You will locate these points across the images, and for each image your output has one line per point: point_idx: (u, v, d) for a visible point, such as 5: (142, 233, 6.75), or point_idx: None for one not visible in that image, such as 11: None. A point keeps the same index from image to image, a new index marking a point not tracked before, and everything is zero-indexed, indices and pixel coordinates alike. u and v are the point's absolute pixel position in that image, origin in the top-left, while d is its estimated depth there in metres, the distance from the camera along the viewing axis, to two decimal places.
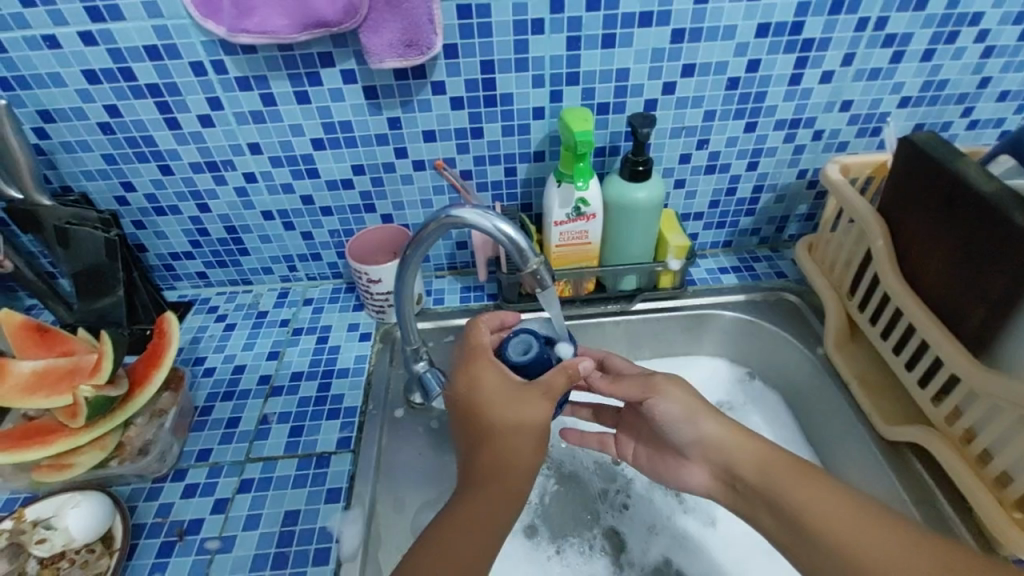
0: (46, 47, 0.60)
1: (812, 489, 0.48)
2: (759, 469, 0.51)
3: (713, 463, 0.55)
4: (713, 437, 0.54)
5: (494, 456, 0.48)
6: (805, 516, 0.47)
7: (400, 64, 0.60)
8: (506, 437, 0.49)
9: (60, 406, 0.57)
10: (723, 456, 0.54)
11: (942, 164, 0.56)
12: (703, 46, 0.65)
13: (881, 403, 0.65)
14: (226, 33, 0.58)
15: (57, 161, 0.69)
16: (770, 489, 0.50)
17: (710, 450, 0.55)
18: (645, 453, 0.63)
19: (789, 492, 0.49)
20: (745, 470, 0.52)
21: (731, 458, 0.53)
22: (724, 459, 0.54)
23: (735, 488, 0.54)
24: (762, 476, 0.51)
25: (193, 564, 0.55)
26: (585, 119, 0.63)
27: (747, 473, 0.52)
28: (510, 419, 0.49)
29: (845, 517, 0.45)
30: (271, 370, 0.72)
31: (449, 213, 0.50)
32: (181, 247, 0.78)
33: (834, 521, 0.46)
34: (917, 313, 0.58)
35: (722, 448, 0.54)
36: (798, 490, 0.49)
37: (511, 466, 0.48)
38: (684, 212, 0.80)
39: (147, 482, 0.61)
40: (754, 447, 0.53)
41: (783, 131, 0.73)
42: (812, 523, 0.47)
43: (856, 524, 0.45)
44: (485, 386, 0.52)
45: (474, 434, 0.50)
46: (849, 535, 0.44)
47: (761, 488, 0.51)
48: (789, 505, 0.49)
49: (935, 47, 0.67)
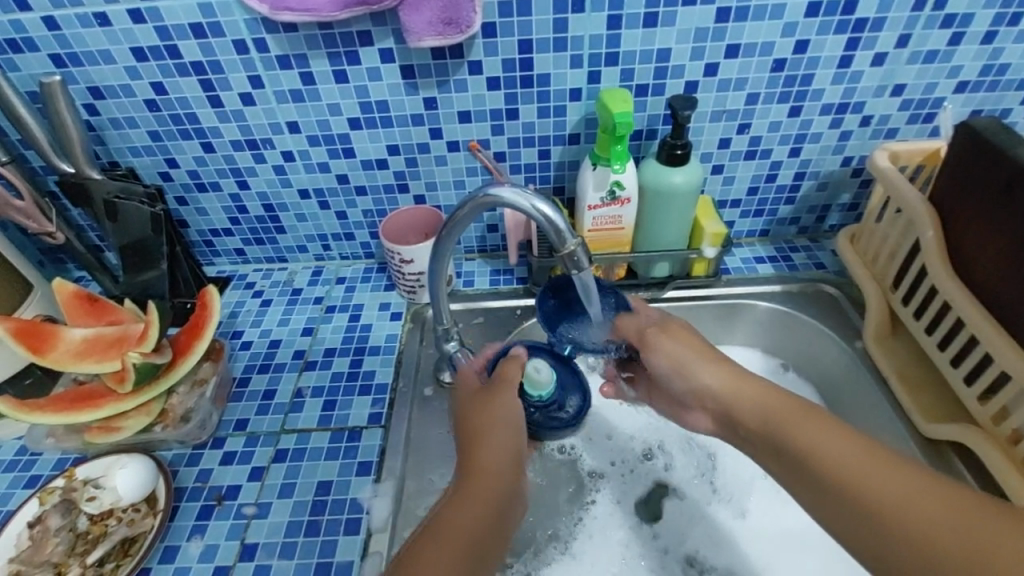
0: (98, 25, 0.62)
1: (833, 435, 0.45)
2: (770, 423, 0.49)
3: (717, 408, 0.53)
4: (710, 391, 0.53)
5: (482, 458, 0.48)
6: (817, 461, 0.45)
7: (439, 42, 0.59)
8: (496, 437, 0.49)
9: (109, 371, 0.60)
10: (725, 404, 0.52)
11: (1005, 151, 0.53)
12: (749, 25, 0.62)
13: (923, 400, 0.63)
14: (269, 11, 0.58)
15: (106, 137, 0.71)
16: (775, 434, 0.48)
17: (709, 398, 0.53)
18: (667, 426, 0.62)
19: (798, 435, 0.47)
20: (751, 417, 0.50)
21: (730, 399, 0.52)
22: (729, 406, 0.52)
23: (748, 440, 0.51)
24: (765, 423, 0.49)
25: (231, 527, 0.57)
26: (625, 101, 0.62)
27: (752, 421, 0.50)
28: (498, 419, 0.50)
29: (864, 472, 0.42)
30: (306, 346, 0.74)
31: (487, 192, 0.50)
32: (220, 224, 0.80)
33: (850, 470, 0.43)
34: (966, 306, 0.55)
35: (723, 400, 0.52)
36: (811, 434, 0.46)
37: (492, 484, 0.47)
38: (721, 199, 0.79)
39: (188, 448, 0.63)
40: (758, 395, 0.51)
41: (830, 116, 0.70)
42: (824, 467, 0.44)
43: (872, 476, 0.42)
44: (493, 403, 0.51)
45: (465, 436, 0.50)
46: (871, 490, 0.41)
47: (768, 433, 0.49)
48: (801, 450, 0.46)
49: (997, 29, 0.63)
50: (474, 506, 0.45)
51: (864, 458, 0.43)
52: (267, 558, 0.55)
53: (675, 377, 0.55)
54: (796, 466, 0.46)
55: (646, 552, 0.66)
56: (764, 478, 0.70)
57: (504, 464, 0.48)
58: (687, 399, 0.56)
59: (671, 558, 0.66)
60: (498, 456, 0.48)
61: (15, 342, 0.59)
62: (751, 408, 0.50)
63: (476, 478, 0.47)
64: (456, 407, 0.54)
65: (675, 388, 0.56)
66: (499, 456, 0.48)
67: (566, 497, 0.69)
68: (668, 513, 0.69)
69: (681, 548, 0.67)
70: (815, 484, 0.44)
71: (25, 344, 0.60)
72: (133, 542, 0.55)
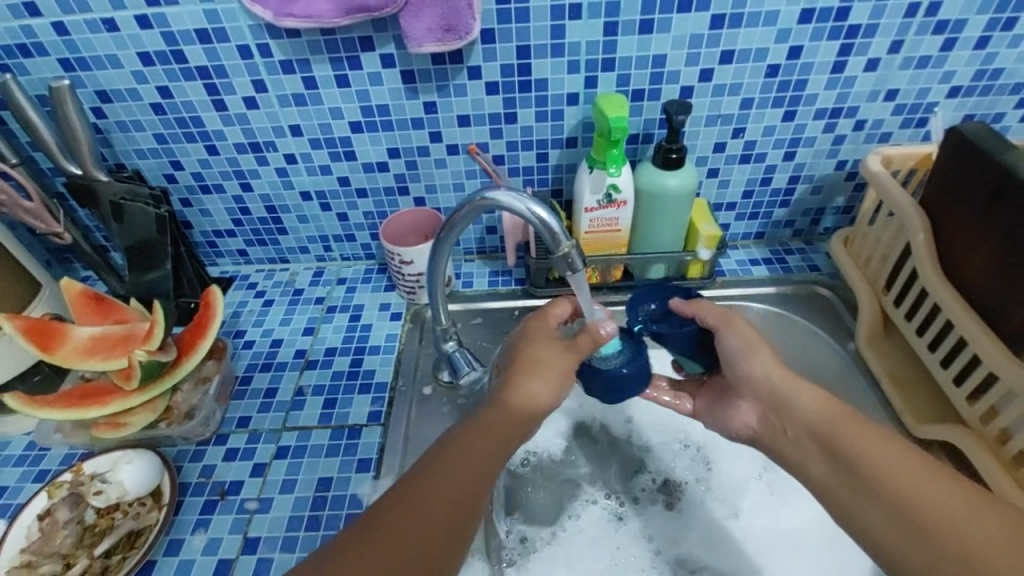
0: (105, 30, 0.63)
1: (876, 436, 0.47)
2: (821, 418, 0.50)
3: (764, 396, 0.54)
4: (762, 380, 0.55)
5: (510, 408, 0.48)
6: (865, 462, 0.46)
7: (438, 48, 0.61)
8: (528, 390, 0.49)
9: (115, 369, 0.62)
10: (776, 396, 0.53)
11: (992, 158, 0.55)
12: (742, 32, 0.64)
13: (914, 401, 0.64)
14: (272, 17, 0.59)
15: (113, 139, 0.73)
16: (819, 425, 0.50)
17: (760, 386, 0.55)
18: (704, 403, 0.64)
19: (850, 435, 0.48)
20: (798, 413, 0.52)
21: (780, 391, 0.53)
22: (778, 397, 0.53)
23: (782, 429, 0.53)
24: (814, 412, 0.51)
25: (234, 522, 0.59)
26: (621, 105, 0.63)
27: (801, 417, 0.52)
28: (537, 376, 0.50)
29: (903, 473, 0.44)
30: (306, 346, 0.75)
31: (484, 196, 0.51)
32: (223, 225, 0.82)
33: (896, 475, 0.44)
34: (956, 309, 0.56)
35: (775, 391, 0.54)
36: (856, 434, 0.48)
37: (502, 434, 0.47)
38: (716, 202, 0.80)
39: (191, 444, 0.65)
40: (809, 391, 0.52)
41: (823, 120, 0.71)
42: (870, 467, 0.46)
43: (906, 475, 0.44)
44: (542, 362, 0.51)
45: (506, 376, 0.51)
46: (905, 488, 0.44)
47: (818, 430, 0.50)
48: (848, 450, 0.47)
49: (990, 34, 0.64)
50: (484, 448, 0.46)
51: (915, 467, 0.44)
52: (268, 552, 0.56)
53: (741, 357, 0.56)
54: (836, 460, 0.48)
55: (641, 552, 0.68)
56: (756, 479, 0.70)
57: (530, 413, 0.49)
58: (740, 384, 0.57)
59: (664, 559, 0.67)
60: (529, 407, 0.49)
61: (25, 339, 0.61)
62: (803, 402, 0.52)
63: (503, 424, 0.48)
64: (519, 339, 0.54)
65: (732, 371, 0.57)
66: (518, 407, 0.49)
67: (563, 494, 0.71)
68: (659, 515, 0.70)
69: (676, 546, 0.68)
70: (854, 479, 0.46)
71: (34, 341, 0.61)
72: (139, 535, 0.56)
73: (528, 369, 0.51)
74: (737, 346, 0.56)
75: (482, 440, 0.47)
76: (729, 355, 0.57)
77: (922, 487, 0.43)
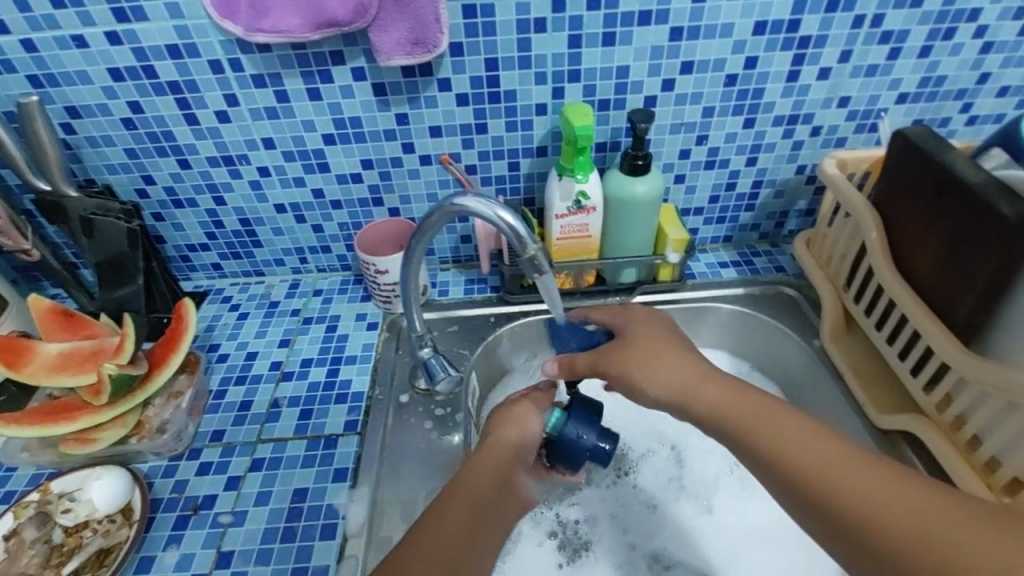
0: (75, 47, 0.63)
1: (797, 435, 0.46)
2: (738, 421, 0.48)
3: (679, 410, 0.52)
4: None
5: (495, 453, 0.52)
6: (794, 464, 0.44)
7: (407, 61, 0.62)
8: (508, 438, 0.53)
9: (84, 385, 0.61)
10: (687, 403, 0.51)
11: (932, 158, 0.58)
12: (701, 44, 0.67)
13: (874, 392, 0.66)
14: (243, 32, 0.61)
15: (83, 155, 0.73)
16: (741, 434, 0.48)
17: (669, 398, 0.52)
18: None
19: (768, 436, 0.47)
20: (716, 418, 0.50)
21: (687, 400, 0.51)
22: (691, 405, 0.51)
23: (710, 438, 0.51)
24: (733, 416, 0.49)
25: (207, 536, 0.58)
26: (586, 114, 0.65)
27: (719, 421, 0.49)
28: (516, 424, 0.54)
29: (832, 472, 0.43)
30: (282, 357, 0.75)
31: (453, 201, 0.52)
32: (197, 239, 0.82)
33: (825, 476, 0.43)
34: (908, 304, 0.59)
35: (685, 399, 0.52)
36: (777, 437, 0.46)
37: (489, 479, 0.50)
38: (684, 207, 0.82)
39: (163, 460, 0.64)
40: (722, 395, 0.50)
41: (782, 127, 0.75)
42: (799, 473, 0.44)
43: (838, 473, 0.43)
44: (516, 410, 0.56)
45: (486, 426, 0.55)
46: (840, 487, 0.42)
47: (739, 435, 0.48)
48: (772, 454, 0.46)
49: (932, 43, 0.68)
50: (476, 493, 0.49)
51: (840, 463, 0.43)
52: (243, 565, 0.56)
53: None
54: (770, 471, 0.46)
55: (616, 547, 0.68)
56: (728, 474, 0.72)
57: (514, 458, 0.53)
58: None
59: (640, 555, 0.68)
60: (512, 454, 0.52)
61: None
62: (716, 403, 0.50)
63: (488, 469, 0.51)
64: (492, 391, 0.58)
65: None
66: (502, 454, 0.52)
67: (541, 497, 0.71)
68: (632, 512, 0.71)
69: (651, 544, 0.69)
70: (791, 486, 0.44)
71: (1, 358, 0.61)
72: (109, 553, 0.55)
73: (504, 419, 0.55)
74: (641, 358, 0.55)
75: (472, 486, 0.49)
76: (626, 369, 0.54)
77: (866, 485, 0.41)
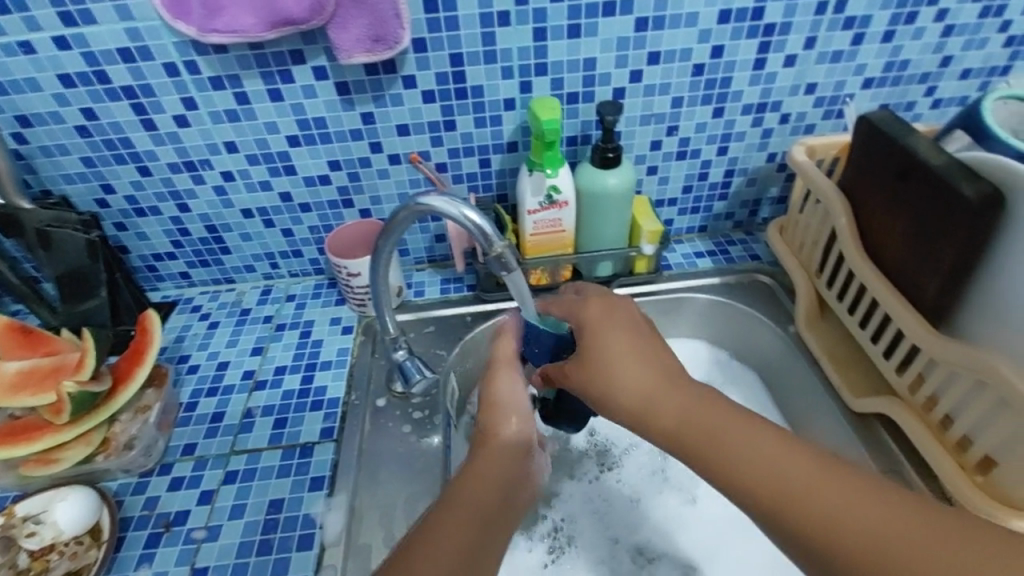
0: (21, 53, 0.61)
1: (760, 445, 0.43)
2: (699, 430, 0.45)
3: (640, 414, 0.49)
4: None
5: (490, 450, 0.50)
6: (757, 476, 0.41)
7: (368, 58, 0.61)
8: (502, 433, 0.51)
9: (46, 405, 0.59)
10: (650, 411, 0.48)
11: (896, 142, 0.58)
12: (666, 33, 0.66)
13: (849, 377, 0.66)
14: (197, 33, 0.59)
15: (37, 165, 0.70)
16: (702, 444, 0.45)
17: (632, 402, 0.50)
18: None
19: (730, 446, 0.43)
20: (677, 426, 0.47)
21: (650, 408, 0.48)
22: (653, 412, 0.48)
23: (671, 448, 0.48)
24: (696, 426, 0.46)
25: (180, 553, 0.56)
26: (554, 108, 0.65)
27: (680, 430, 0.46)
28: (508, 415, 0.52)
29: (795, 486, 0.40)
30: (255, 366, 0.73)
31: (418, 201, 0.51)
32: (163, 247, 0.79)
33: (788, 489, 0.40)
34: (879, 288, 0.59)
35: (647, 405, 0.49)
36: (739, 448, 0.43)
37: (487, 473, 0.48)
38: (658, 198, 0.82)
39: (133, 477, 0.62)
40: (682, 402, 0.48)
41: (751, 115, 0.75)
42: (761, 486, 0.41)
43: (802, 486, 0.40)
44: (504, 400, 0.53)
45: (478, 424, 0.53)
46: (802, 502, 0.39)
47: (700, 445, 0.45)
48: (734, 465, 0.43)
49: (894, 28, 0.69)
50: (476, 491, 0.47)
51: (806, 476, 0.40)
52: None
53: None
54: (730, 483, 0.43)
55: (601, 542, 0.68)
56: None
57: (513, 449, 0.50)
58: None
59: (624, 549, 0.68)
60: (508, 445, 0.50)
61: None
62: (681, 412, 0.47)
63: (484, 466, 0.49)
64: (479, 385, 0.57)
65: None
66: (498, 447, 0.50)
67: None
68: (615, 506, 0.71)
69: (635, 538, 0.68)
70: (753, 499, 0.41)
71: None
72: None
73: (494, 410, 0.53)
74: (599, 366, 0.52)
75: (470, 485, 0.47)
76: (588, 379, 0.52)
77: (830, 498, 0.38)
